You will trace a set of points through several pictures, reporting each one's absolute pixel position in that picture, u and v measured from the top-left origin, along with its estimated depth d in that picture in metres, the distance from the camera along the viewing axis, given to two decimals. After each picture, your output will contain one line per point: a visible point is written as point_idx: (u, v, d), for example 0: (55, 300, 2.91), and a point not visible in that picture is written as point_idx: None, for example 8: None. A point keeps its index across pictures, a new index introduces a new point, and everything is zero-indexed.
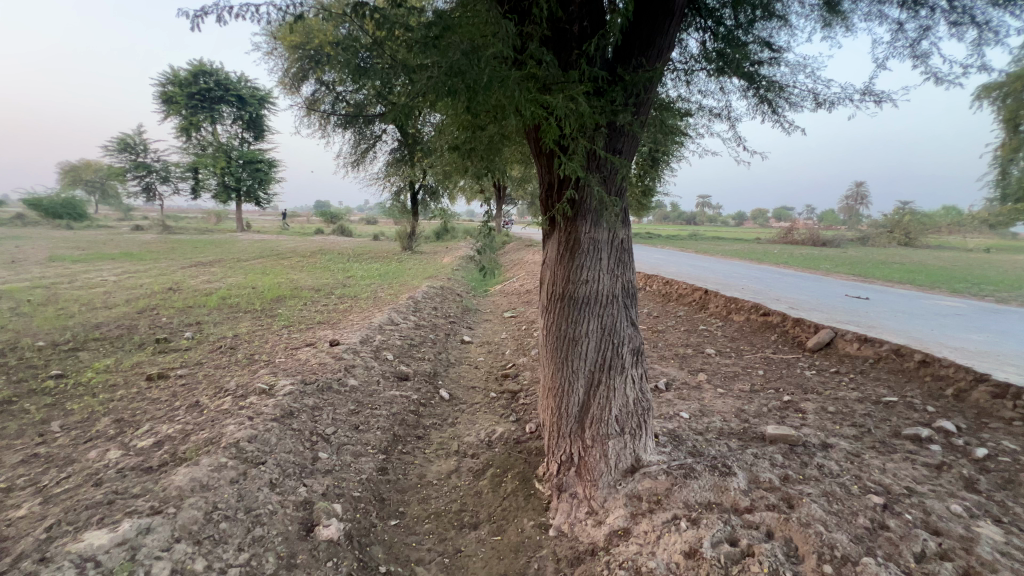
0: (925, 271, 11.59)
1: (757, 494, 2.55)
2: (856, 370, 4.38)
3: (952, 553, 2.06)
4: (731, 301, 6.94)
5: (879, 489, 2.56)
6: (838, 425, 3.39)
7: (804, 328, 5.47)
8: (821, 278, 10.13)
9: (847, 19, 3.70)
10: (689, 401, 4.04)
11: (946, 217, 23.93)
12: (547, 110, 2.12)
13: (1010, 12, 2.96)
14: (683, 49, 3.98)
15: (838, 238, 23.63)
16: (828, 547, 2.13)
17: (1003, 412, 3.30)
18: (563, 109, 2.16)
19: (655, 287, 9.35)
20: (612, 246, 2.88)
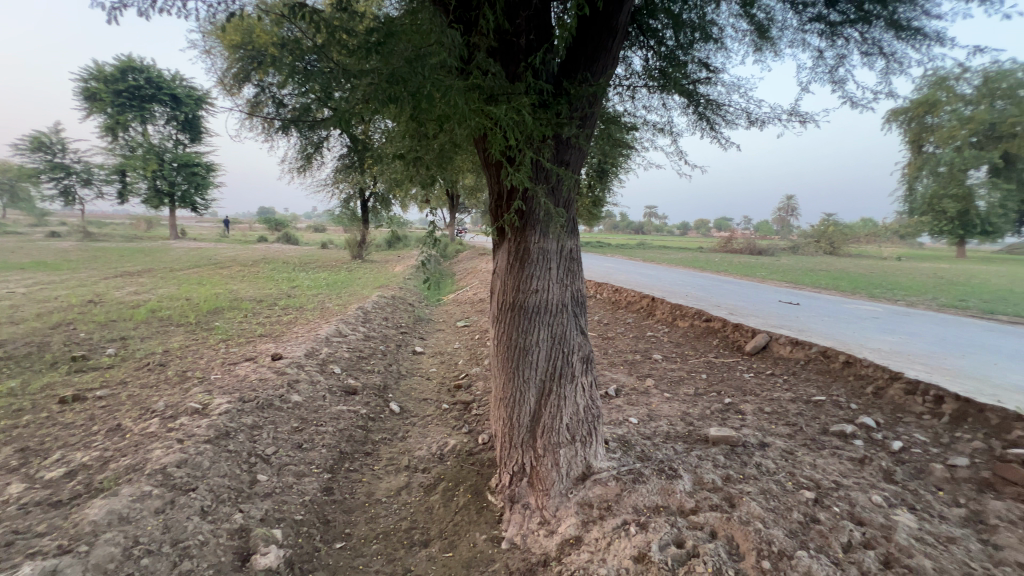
0: (847, 278, 12.60)
1: (701, 495, 2.64)
2: (789, 372, 4.67)
3: (874, 541, 2.21)
4: (676, 308, 7.23)
5: (811, 484, 2.72)
6: (773, 425, 3.59)
7: (742, 332, 5.78)
8: (757, 285, 10.75)
9: (775, 45, 3.99)
10: (638, 406, 4.14)
11: (863, 228, 26.25)
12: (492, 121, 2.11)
13: (912, 46, 3.31)
14: (629, 64, 4.14)
15: (772, 247, 25.28)
16: (766, 543, 2.23)
17: (915, 406, 3.61)
18: (507, 121, 2.16)
19: (605, 295, 9.59)
20: (561, 256, 2.92)
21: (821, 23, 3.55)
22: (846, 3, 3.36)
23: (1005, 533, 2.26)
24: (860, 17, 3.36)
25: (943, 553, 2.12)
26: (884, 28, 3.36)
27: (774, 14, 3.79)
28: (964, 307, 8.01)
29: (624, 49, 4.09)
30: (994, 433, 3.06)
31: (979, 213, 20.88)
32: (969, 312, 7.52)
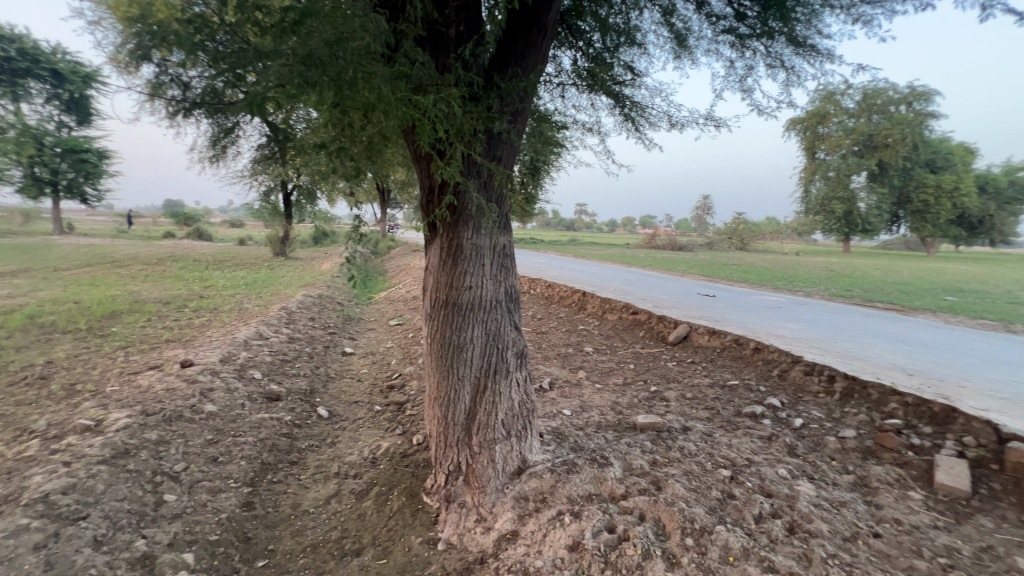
0: (755, 272, 13.78)
1: (630, 481, 2.75)
2: (707, 359, 5.02)
3: (781, 511, 2.43)
4: (606, 302, 7.51)
5: (727, 462, 2.94)
6: (694, 409, 3.84)
7: (666, 323, 6.12)
8: (679, 279, 11.44)
9: (692, 54, 4.24)
10: (571, 398, 4.25)
11: (768, 226, 28.85)
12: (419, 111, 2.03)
13: (807, 60, 3.66)
14: (559, 64, 4.21)
15: (691, 243, 27.07)
16: (689, 521, 2.37)
17: (812, 385, 4.02)
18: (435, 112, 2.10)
19: (539, 290, 9.75)
20: (494, 252, 2.91)
21: (732, 35, 3.83)
22: (753, 19, 3.64)
23: (884, 494, 2.58)
24: (765, 33, 3.66)
25: (836, 516, 2.38)
26: (785, 44, 3.68)
27: (692, 25, 4.02)
28: (849, 296, 9.06)
29: (553, 49, 4.16)
30: (874, 407, 3.49)
31: (860, 213, 23.72)
32: (853, 301, 8.53)
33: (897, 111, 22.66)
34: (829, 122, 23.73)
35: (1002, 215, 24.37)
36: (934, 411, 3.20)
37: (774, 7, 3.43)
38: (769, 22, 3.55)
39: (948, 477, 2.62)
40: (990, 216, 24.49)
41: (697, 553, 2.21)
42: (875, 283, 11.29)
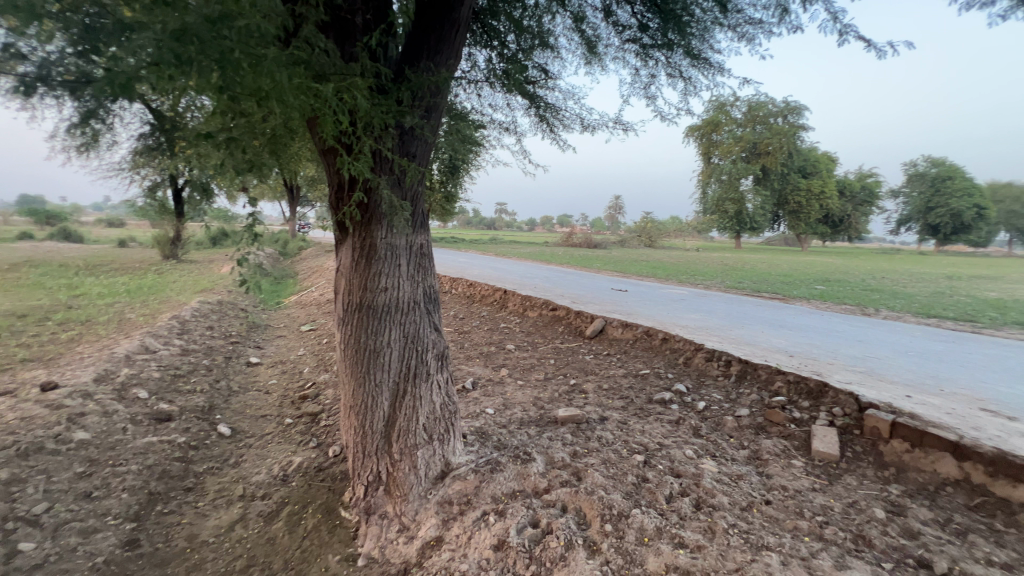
0: (661, 267, 14.82)
1: (552, 474, 2.81)
2: (622, 351, 5.29)
3: (688, 489, 2.62)
4: (526, 299, 7.64)
5: (641, 448, 3.11)
6: (611, 400, 4.02)
7: (583, 318, 6.36)
8: (595, 275, 11.96)
9: (602, 60, 4.43)
10: (494, 396, 4.25)
11: (672, 224, 31.19)
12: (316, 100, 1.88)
13: (702, 72, 3.99)
14: (474, 62, 4.18)
15: (605, 241, 28.50)
16: (608, 507, 2.47)
17: (712, 370, 4.39)
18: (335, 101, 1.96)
19: (461, 289, 9.68)
20: (411, 252, 2.82)
21: (637, 44, 4.06)
22: (655, 30, 3.88)
23: (773, 464, 2.88)
24: (665, 44, 3.91)
25: (735, 489, 2.61)
26: (682, 56, 3.97)
27: (601, 32, 4.19)
28: (741, 288, 10.05)
29: (469, 47, 4.12)
30: (763, 386, 3.89)
31: (748, 213, 26.49)
32: (744, 292, 9.47)
33: (775, 122, 25.56)
34: (722, 130, 26.21)
35: (856, 215, 28.51)
36: (810, 387, 3.64)
37: (672, 21, 3.67)
38: (669, 35, 3.80)
39: (823, 444, 2.99)
40: (848, 215, 28.55)
41: (616, 538, 2.30)
42: (761, 275, 12.67)
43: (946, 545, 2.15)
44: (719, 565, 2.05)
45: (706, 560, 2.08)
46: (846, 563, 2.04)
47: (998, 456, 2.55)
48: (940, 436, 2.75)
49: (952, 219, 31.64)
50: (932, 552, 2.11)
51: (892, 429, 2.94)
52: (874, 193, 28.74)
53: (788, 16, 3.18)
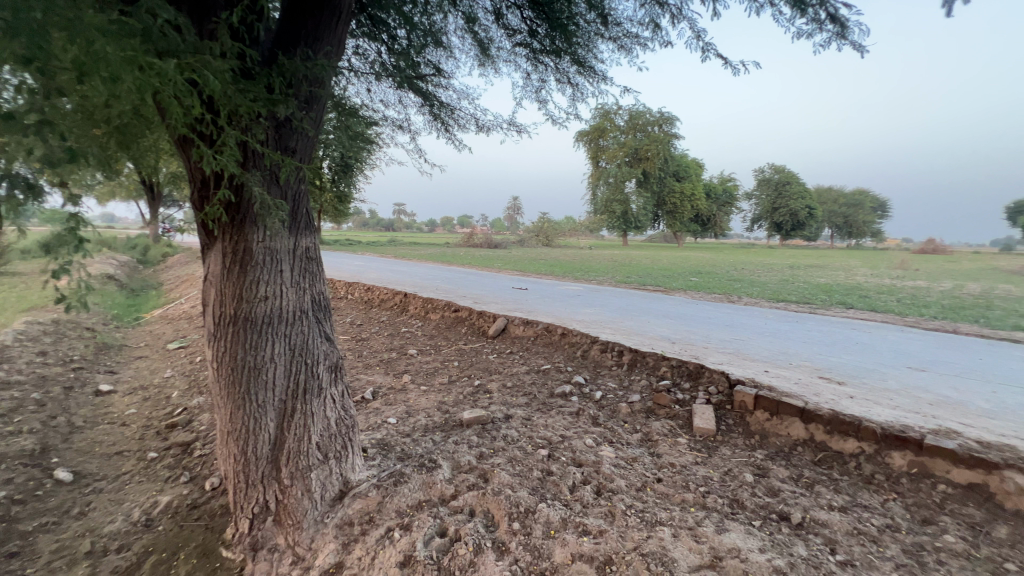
0: (558, 265, 15.46)
1: (459, 479, 2.75)
2: (524, 348, 5.40)
3: (590, 476, 2.74)
4: (428, 301, 7.46)
5: (544, 442, 3.18)
6: (515, 397, 4.07)
7: (485, 318, 6.37)
8: (497, 274, 12.08)
9: (495, 63, 4.48)
10: (396, 405, 4.08)
11: (567, 224, 32.78)
12: (159, 81, 1.58)
13: (588, 79, 4.21)
14: (362, 55, 3.96)
15: (505, 241, 29.04)
16: (515, 505, 2.48)
17: (607, 360, 4.66)
18: (181, 85, 1.66)
19: (358, 294, 9.19)
20: (294, 257, 2.58)
21: (528, 49, 4.17)
22: (544, 36, 3.99)
23: (663, 444, 3.12)
24: (554, 50, 4.04)
25: (631, 471, 2.79)
26: (570, 63, 4.13)
27: (493, 35, 4.21)
28: (629, 282, 10.86)
29: (355, 39, 3.89)
30: (651, 372, 4.22)
31: (633, 213, 28.78)
32: (633, 286, 10.25)
33: (653, 129, 28.07)
34: (608, 136, 28.40)
35: (721, 214, 32.45)
36: (690, 369, 4.02)
37: (559, 30, 3.81)
38: (557, 42, 3.93)
39: (702, 421, 3.31)
40: (714, 214, 32.39)
41: (524, 535, 2.31)
42: (646, 270, 13.85)
43: (799, 497, 2.50)
44: (619, 547, 2.16)
45: (608, 543, 2.18)
46: (724, 526, 2.27)
47: (833, 416, 3.03)
48: (791, 403, 3.20)
49: (791, 217, 37.43)
50: (790, 505, 2.43)
51: (756, 401, 3.36)
52: (734, 195, 32.94)
53: (660, 33, 3.46)
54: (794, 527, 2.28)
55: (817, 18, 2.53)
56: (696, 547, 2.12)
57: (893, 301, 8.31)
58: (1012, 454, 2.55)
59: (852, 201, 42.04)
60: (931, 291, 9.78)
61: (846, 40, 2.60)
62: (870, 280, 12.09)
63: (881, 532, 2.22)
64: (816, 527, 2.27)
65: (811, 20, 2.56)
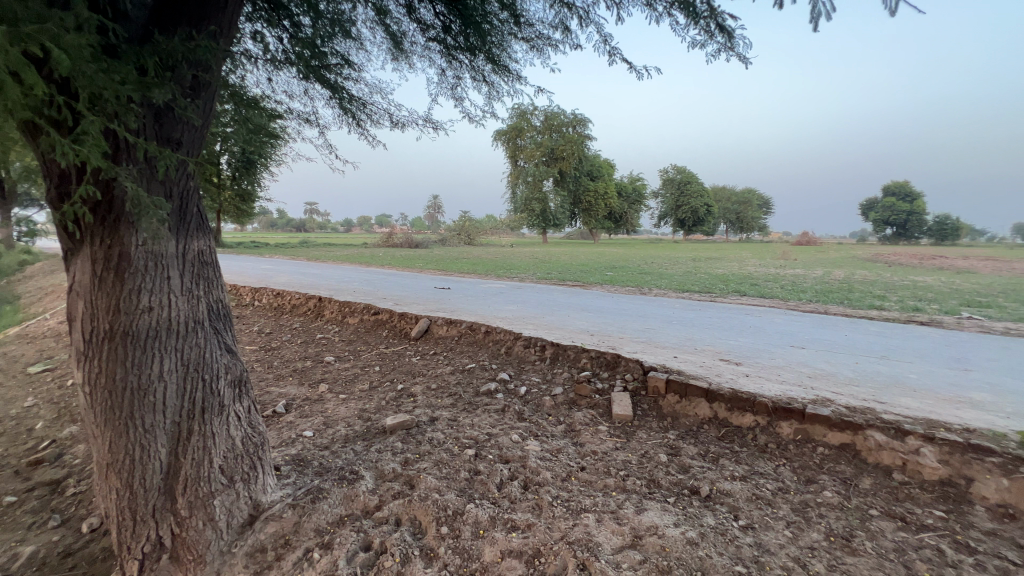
0: (481, 263, 15.47)
1: (383, 488, 2.64)
2: (447, 348, 5.32)
3: (517, 472, 2.76)
4: (344, 305, 7.10)
5: (471, 442, 3.16)
6: (440, 399, 4.00)
7: (407, 319, 6.20)
8: (418, 275, 11.81)
9: (409, 58, 4.35)
10: (312, 416, 3.82)
11: (489, 222, 32.89)
12: None
13: (503, 78, 4.24)
14: (261, 42, 3.64)
15: (426, 241, 28.47)
16: (443, 509, 2.43)
17: (530, 355, 4.74)
18: (17, 56, 1.38)
19: (266, 300, 8.52)
20: (182, 261, 2.32)
21: (442, 45, 4.10)
22: (457, 33, 3.94)
23: (585, 433, 3.24)
24: (468, 47, 4.02)
25: (556, 463, 2.86)
26: (485, 61, 4.13)
27: (405, 28, 4.08)
28: (550, 278, 11.14)
29: (252, 23, 3.57)
30: (572, 364, 4.36)
31: (552, 211, 29.62)
32: (553, 282, 10.54)
33: (567, 130, 29.13)
34: (525, 136, 29.21)
35: (631, 212, 34.50)
36: (607, 359, 4.21)
37: (472, 27, 3.79)
38: (471, 39, 3.91)
39: (621, 408, 3.48)
40: (626, 212, 34.36)
41: (453, 538, 2.26)
42: (566, 266, 14.35)
43: (707, 471, 2.72)
44: (547, 538, 2.19)
45: (536, 536, 2.21)
46: (643, 506, 2.40)
47: (732, 394, 3.33)
48: (697, 385, 3.47)
49: (693, 215, 40.78)
50: (699, 480, 2.63)
51: (667, 385, 3.61)
52: (642, 194, 35.16)
53: (570, 35, 3.56)
54: (703, 500, 2.47)
55: (708, 30, 2.76)
56: (618, 529, 2.22)
57: (777, 288, 9.35)
58: (871, 415, 2.97)
59: (741, 199, 46.85)
60: (807, 278, 11.14)
61: (731, 52, 2.86)
62: (758, 270, 13.54)
63: (774, 495, 2.48)
64: (722, 497, 2.48)
65: (703, 30, 2.77)
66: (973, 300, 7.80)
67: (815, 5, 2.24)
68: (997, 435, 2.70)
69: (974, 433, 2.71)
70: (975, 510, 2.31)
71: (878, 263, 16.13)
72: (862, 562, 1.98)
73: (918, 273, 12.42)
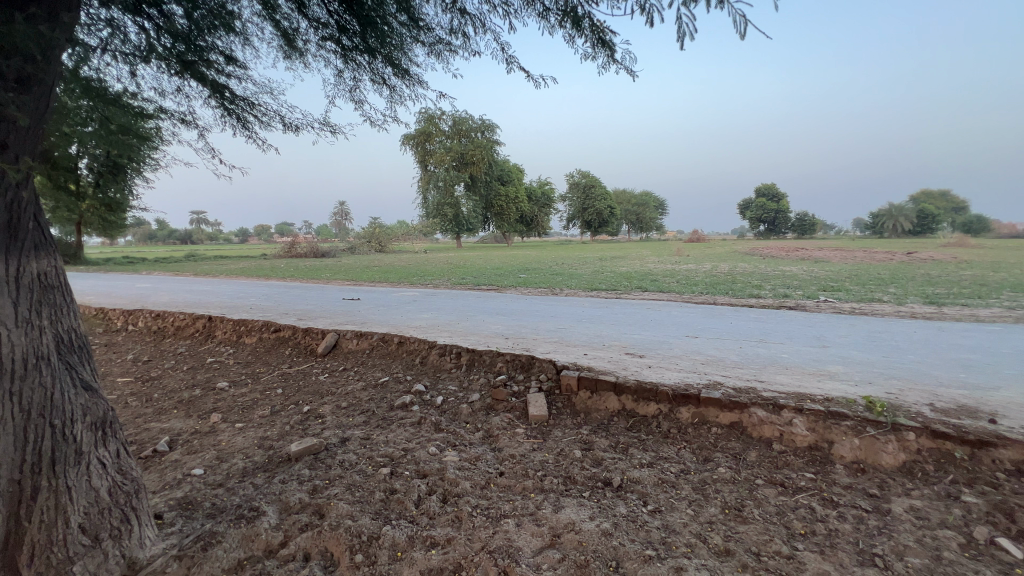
0: (393, 271, 14.98)
1: (289, 522, 2.42)
2: (358, 363, 5.05)
3: (435, 486, 2.68)
4: (240, 324, 6.46)
5: (386, 460, 3.02)
6: (351, 418, 3.78)
7: (313, 335, 5.80)
8: (325, 286, 11.11)
9: (304, 57, 4.08)
10: (203, 452, 3.41)
11: (400, 228, 31.94)
12: None
13: (404, 82, 4.13)
14: (120, 31, 3.19)
15: (333, 249, 26.92)
16: (356, 536, 2.28)
17: (446, 363, 4.65)
18: None
19: (142, 324, 7.48)
20: (16, 286, 1.95)
21: (337, 46, 3.90)
22: (353, 34, 3.77)
23: (503, 437, 3.24)
24: (366, 49, 3.86)
25: (475, 471, 2.83)
26: (384, 63, 4.00)
27: (298, 26, 3.82)
28: (464, 283, 11.09)
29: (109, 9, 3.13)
30: (488, 369, 4.36)
31: (464, 215, 29.58)
32: (468, 287, 10.50)
33: (476, 136, 29.41)
34: (433, 141, 28.97)
35: (541, 215, 35.61)
36: (522, 361, 4.27)
37: (371, 28, 3.64)
38: (369, 40, 3.76)
39: (536, 408, 3.55)
40: (537, 215, 35.40)
41: (368, 565, 2.13)
42: (480, 270, 14.36)
43: (618, 462, 2.85)
44: (468, 550, 2.15)
45: (457, 550, 2.16)
46: (561, 504, 2.46)
47: (637, 386, 3.55)
48: (606, 379, 3.65)
49: (597, 216, 43.07)
50: (611, 471, 2.75)
51: (579, 382, 3.76)
52: (550, 197, 36.43)
53: (469, 43, 3.57)
54: (616, 490, 2.58)
55: (593, 41, 2.90)
56: (537, 531, 2.25)
57: (673, 283, 10.16)
58: (753, 394, 3.33)
59: (640, 201, 50.42)
60: (698, 272, 12.23)
61: (617, 63, 3.01)
62: (657, 266, 14.63)
63: (677, 477, 2.67)
64: (632, 485, 2.62)
65: (591, 43, 2.92)
66: (827, 285, 9.11)
67: (680, 23, 2.44)
68: (849, 401, 3.16)
69: (832, 401, 3.15)
70: (836, 468, 2.68)
71: (753, 257, 18.23)
72: (751, 529, 2.20)
73: (784, 264, 14.23)
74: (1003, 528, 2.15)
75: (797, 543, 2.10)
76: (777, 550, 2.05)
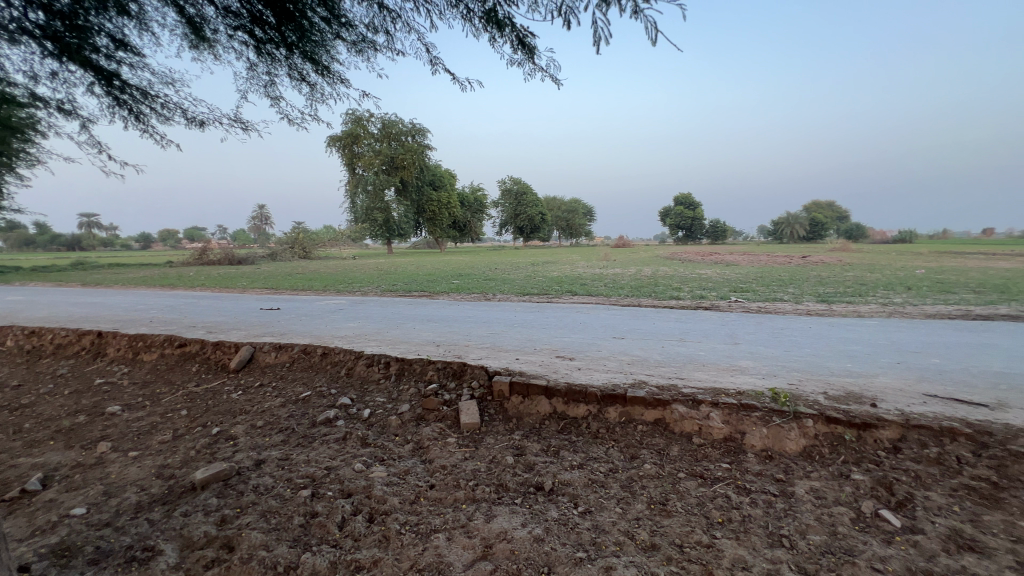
0: (318, 278, 14.21)
1: (191, 560, 2.17)
2: (276, 377, 4.69)
3: (360, 505, 2.53)
4: (137, 340, 5.78)
5: (306, 481, 2.80)
6: (267, 437, 3.49)
7: (225, 349, 5.31)
8: (240, 295, 10.26)
9: (213, 48, 3.75)
10: (86, 488, 2.97)
11: (326, 233, 30.41)
12: None
13: (325, 79, 3.93)
14: None
15: (251, 256, 25.05)
16: (271, 568, 2.09)
17: (374, 373, 4.44)
18: None
19: (12, 344, 6.45)
20: None
21: (250, 38, 3.63)
22: (268, 27, 3.53)
23: (434, 448, 3.14)
24: (283, 43, 3.62)
25: (404, 486, 2.71)
26: (304, 59, 3.78)
27: (205, 13, 3.49)
28: (395, 290, 10.75)
29: None
30: (419, 378, 4.22)
31: (395, 221, 28.81)
32: (399, 294, 10.19)
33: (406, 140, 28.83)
34: (362, 143, 27.96)
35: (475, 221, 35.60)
36: (454, 369, 4.18)
37: (288, 22, 3.43)
38: (286, 34, 3.53)
39: (468, 416, 3.48)
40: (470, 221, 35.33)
41: None
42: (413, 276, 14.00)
43: (550, 465, 2.87)
44: (396, 571, 2.04)
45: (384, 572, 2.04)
46: (493, 513, 2.42)
47: (567, 388, 3.60)
48: (537, 384, 3.66)
49: (530, 222, 43.80)
50: (543, 475, 2.76)
51: (511, 387, 3.74)
52: (483, 203, 36.51)
53: (394, 42, 3.47)
54: (547, 494, 2.59)
55: (515, 44, 2.96)
56: (469, 543, 2.19)
57: (601, 286, 10.54)
58: (675, 391, 3.50)
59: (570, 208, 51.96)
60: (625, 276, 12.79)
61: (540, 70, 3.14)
62: (587, 271, 15.11)
63: (606, 476, 2.74)
64: (563, 488, 2.63)
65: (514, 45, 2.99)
66: (738, 287, 9.89)
67: (595, 27, 2.69)
68: (758, 393, 3.42)
69: (743, 395, 3.39)
70: (747, 457, 2.88)
71: (674, 261, 19.43)
72: (675, 522, 2.29)
73: (702, 268, 15.29)
74: (884, 500, 2.41)
75: (715, 532, 2.22)
76: (698, 541, 2.16)
